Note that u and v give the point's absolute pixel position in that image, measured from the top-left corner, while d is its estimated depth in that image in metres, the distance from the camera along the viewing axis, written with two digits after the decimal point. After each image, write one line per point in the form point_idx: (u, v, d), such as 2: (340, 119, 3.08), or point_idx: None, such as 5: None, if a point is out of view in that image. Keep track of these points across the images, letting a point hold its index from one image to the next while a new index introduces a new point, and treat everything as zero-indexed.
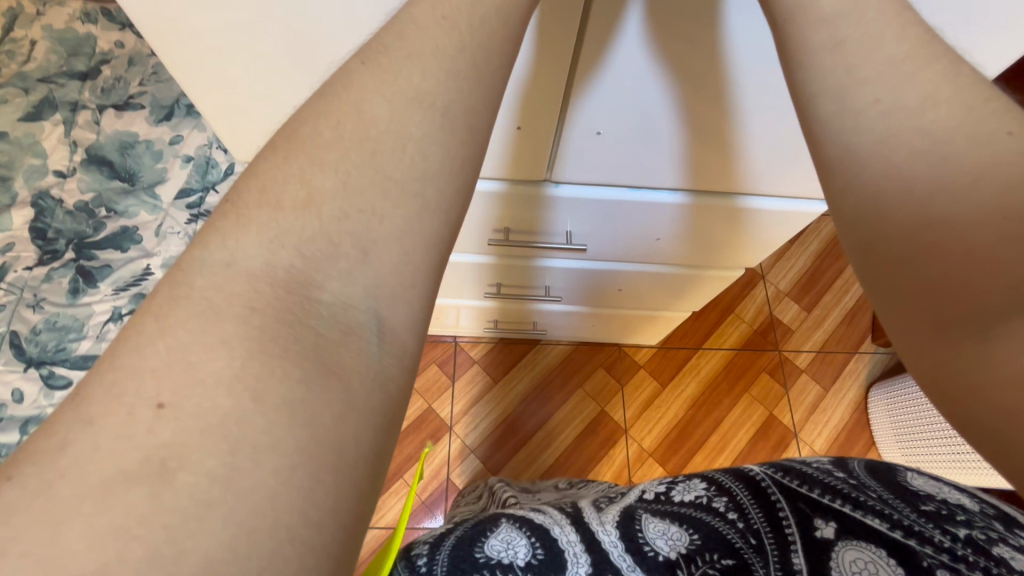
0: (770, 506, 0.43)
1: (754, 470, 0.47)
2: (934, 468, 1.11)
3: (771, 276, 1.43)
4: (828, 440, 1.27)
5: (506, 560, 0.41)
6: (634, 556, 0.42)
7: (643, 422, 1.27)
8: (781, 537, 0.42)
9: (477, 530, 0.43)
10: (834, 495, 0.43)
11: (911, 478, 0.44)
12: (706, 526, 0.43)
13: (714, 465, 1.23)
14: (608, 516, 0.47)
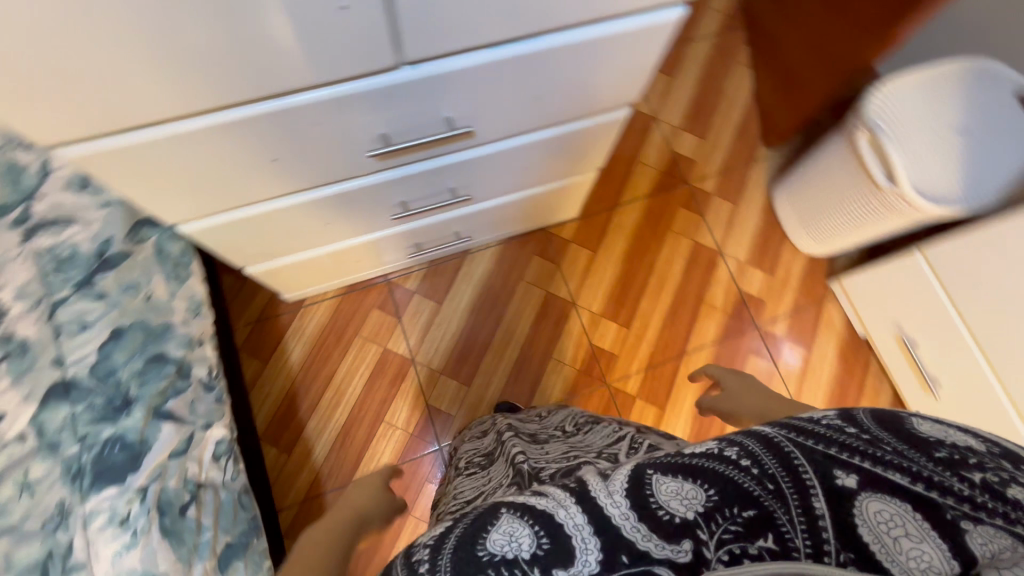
0: (788, 459, 0.39)
1: (767, 429, 0.42)
2: (838, 237, 1.24)
3: (663, 116, 1.47)
4: (749, 248, 1.38)
5: (510, 554, 0.38)
6: (648, 523, 0.38)
7: (588, 289, 1.32)
8: (799, 482, 0.38)
9: (482, 520, 0.41)
10: (846, 450, 0.39)
11: (919, 424, 0.40)
12: (723, 479, 0.39)
13: (660, 303, 1.32)
14: (616, 479, 0.41)
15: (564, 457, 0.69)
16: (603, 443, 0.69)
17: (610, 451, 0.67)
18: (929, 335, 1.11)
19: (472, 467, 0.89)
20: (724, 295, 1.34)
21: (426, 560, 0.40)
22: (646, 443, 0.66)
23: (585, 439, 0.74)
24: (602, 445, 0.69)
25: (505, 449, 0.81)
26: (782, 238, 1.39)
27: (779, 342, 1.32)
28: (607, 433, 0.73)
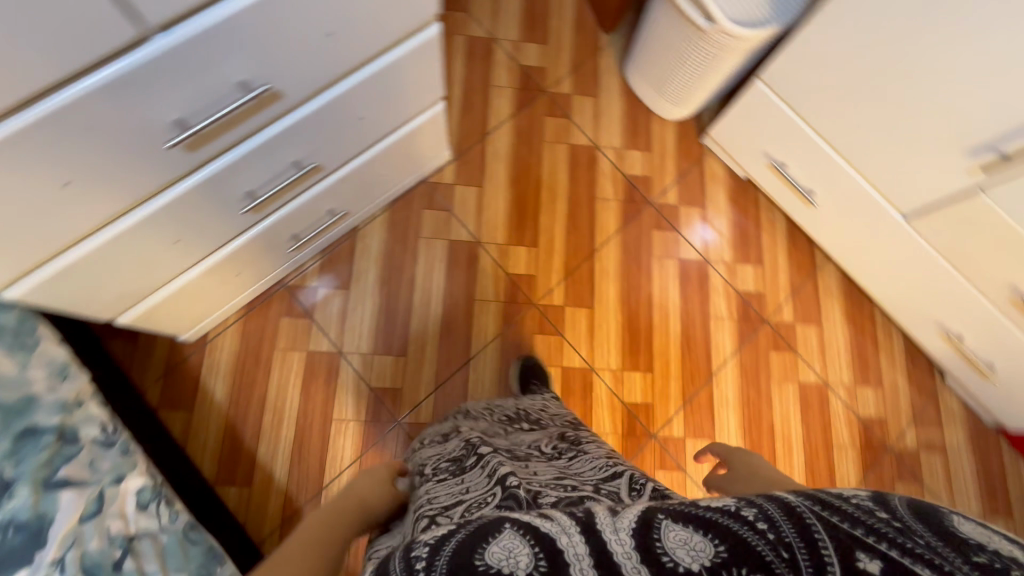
0: (807, 530, 0.42)
1: (791, 498, 0.45)
2: (700, 92, 1.28)
3: (501, 36, 1.46)
4: (622, 134, 1.42)
5: (508, 567, 0.42)
6: (648, 564, 0.42)
7: (487, 224, 1.32)
8: (815, 556, 0.40)
9: (485, 532, 0.45)
10: (871, 533, 0.41)
11: (959, 525, 0.41)
12: (734, 536, 0.43)
13: (557, 213, 1.35)
14: (624, 519, 0.46)
15: (556, 485, 0.62)
16: (597, 479, 0.65)
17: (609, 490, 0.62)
18: (789, 151, 1.19)
19: (443, 471, 0.72)
20: (613, 185, 1.39)
21: (423, 559, 0.44)
22: (656, 491, 0.62)
23: (575, 469, 0.69)
24: (598, 481, 0.65)
25: (483, 456, 0.67)
26: (647, 113, 1.43)
27: (675, 210, 1.39)
28: (599, 467, 0.68)
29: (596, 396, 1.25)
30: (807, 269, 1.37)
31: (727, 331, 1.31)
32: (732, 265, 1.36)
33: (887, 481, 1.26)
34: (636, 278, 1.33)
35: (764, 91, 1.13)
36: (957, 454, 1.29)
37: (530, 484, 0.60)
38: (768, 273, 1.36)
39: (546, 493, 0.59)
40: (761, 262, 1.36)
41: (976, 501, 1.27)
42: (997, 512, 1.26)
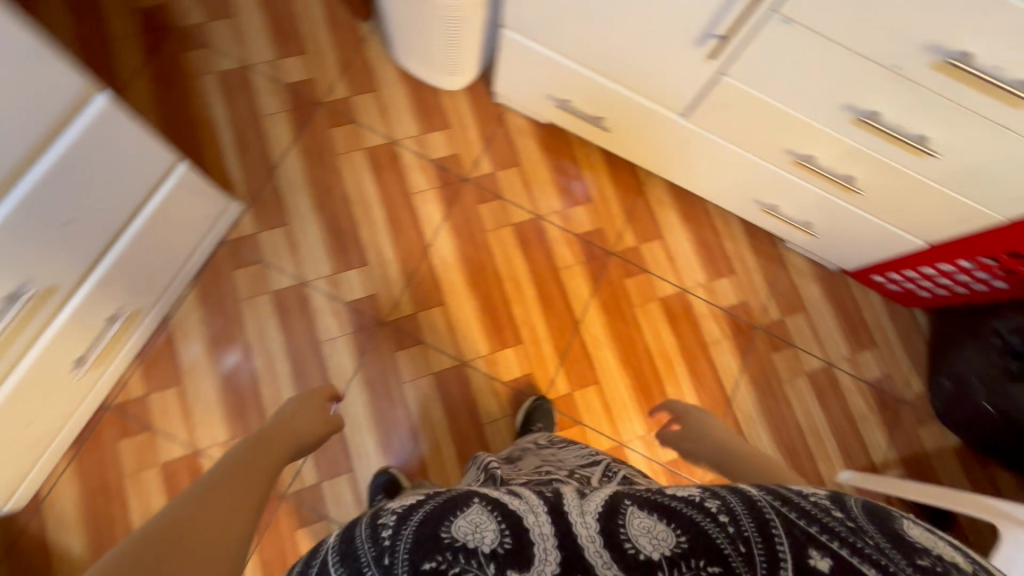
0: (763, 523, 0.54)
1: (758, 496, 0.57)
2: (467, 50, 1.22)
3: (254, 59, 1.34)
4: (415, 120, 1.36)
5: (474, 543, 0.54)
6: (611, 552, 0.53)
7: (309, 261, 1.25)
8: (767, 549, 0.52)
9: (449, 512, 0.57)
10: (825, 530, 0.53)
11: (910, 529, 0.54)
12: (694, 527, 0.54)
13: (377, 224, 1.29)
14: (589, 506, 0.58)
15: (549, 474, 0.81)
16: (580, 466, 0.84)
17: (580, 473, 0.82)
18: (566, 89, 1.17)
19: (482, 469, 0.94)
20: (423, 175, 1.33)
21: (390, 528, 0.56)
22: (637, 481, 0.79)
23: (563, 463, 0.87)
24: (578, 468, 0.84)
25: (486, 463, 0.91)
26: (432, 91, 1.37)
27: (493, 177, 1.36)
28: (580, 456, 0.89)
29: (475, 388, 1.23)
30: (634, 191, 1.39)
31: (579, 277, 1.33)
32: (564, 211, 1.36)
33: (763, 356, 1.33)
34: (477, 257, 1.30)
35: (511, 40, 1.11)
36: (815, 308, 1.38)
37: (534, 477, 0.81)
38: (599, 207, 1.37)
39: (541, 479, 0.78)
40: (590, 199, 1.37)
41: (842, 343, 1.37)
42: (863, 346, 1.37)
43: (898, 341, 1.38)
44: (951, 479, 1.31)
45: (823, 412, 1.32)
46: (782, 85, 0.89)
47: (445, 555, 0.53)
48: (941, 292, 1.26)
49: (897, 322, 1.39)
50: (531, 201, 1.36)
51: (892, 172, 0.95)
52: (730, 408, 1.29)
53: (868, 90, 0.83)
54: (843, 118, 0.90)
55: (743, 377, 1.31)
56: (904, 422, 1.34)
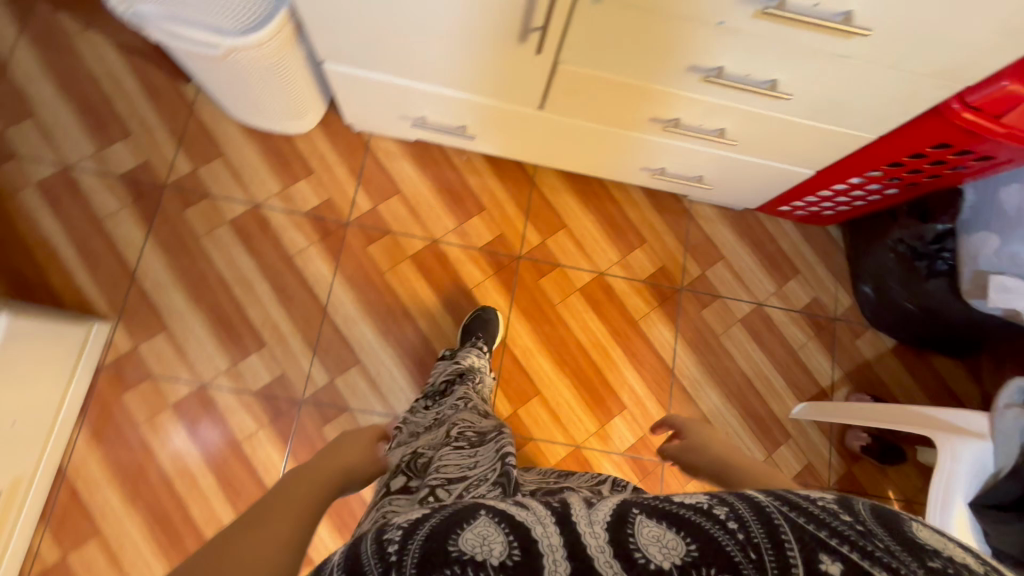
0: (773, 529, 0.41)
1: (761, 500, 0.45)
2: (304, 88, 1.09)
3: (75, 157, 1.19)
4: (274, 175, 1.24)
5: (479, 557, 0.40)
6: (621, 561, 0.40)
7: (202, 360, 1.14)
8: (781, 556, 0.40)
9: (460, 519, 0.43)
10: (834, 535, 0.41)
11: (918, 532, 0.42)
12: (706, 535, 0.41)
13: (264, 299, 1.19)
14: (601, 512, 0.44)
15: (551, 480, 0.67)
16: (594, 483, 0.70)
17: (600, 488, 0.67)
18: (416, 106, 1.08)
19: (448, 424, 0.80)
20: (299, 232, 1.23)
21: (395, 544, 0.41)
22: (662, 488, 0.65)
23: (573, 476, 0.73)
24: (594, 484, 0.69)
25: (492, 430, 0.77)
26: (283, 139, 1.25)
27: (375, 213, 1.26)
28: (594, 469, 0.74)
29: None
30: (525, 186, 1.32)
31: (493, 291, 1.27)
32: (459, 227, 1.29)
33: (694, 316, 1.31)
34: (382, 302, 1.22)
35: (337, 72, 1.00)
36: (734, 253, 1.36)
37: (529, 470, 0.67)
38: (494, 213, 1.30)
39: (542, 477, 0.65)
40: (483, 207, 1.30)
41: (767, 280, 1.36)
42: (787, 278, 1.36)
43: (819, 262, 1.38)
44: (896, 380, 1.34)
45: (764, 353, 1.32)
46: (619, 60, 0.83)
47: (451, 569, 0.39)
48: (842, 208, 1.25)
49: (813, 244, 1.39)
50: (426, 227, 1.28)
51: (757, 117, 0.91)
52: (674, 377, 1.28)
53: (704, 48, 0.77)
54: (691, 79, 0.84)
55: (679, 343, 1.30)
56: (842, 340, 1.35)
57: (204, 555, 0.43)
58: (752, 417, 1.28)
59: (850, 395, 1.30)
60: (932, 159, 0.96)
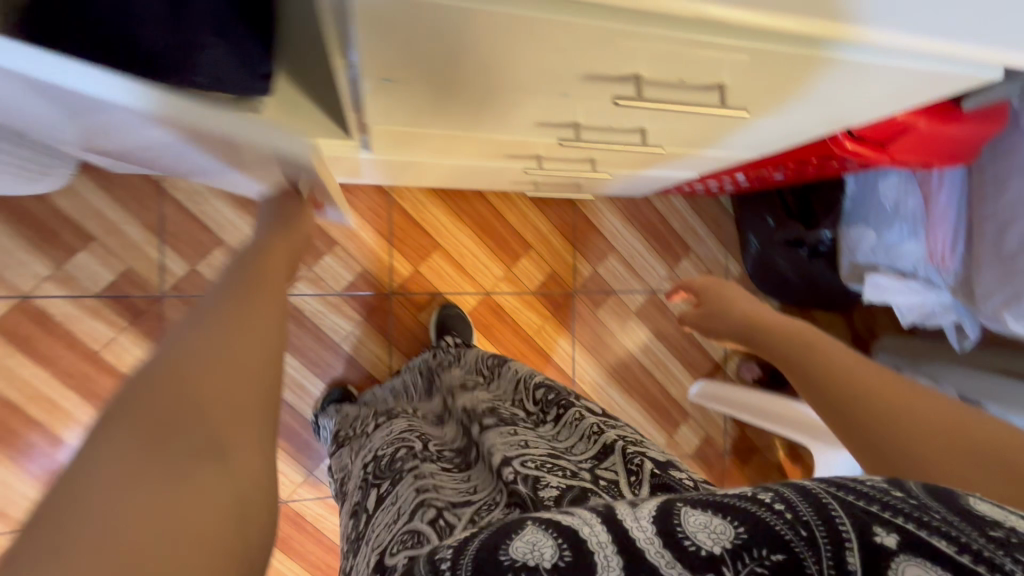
0: (822, 508, 0.30)
1: (807, 480, 0.33)
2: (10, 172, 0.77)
3: None
4: (35, 254, 0.93)
5: (532, 563, 0.31)
6: (672, 550, 0.30)
7: (18, 505, 0.94)
8: (833, 534, 0.29)
9: (508, 523, 0.34)
10: (885, 507, 0.29)
11: (973, 502, 0.29)
12: (755, 518, 0.30)
13: (77, 416, 0.96)
14: (647, 504, 0.34)
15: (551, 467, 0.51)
16: (595, 459, 0.54)
17: (604, 480, 0.51)
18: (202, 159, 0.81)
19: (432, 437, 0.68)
20: (98, 320, 0.96)
21: (447, 558, 0.33)
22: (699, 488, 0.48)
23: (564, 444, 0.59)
24: (594, 464, 0.53)
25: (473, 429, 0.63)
26: (31, 199, 0.92)
27: (196, 275, 1.01)
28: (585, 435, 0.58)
29: (312, 518, 1.07)
30: (381, 204, 1.10)
31: (367, 338, 1.10)
32: (311, 273, 1.06)
33: (589, 319, 1.24)
34: None
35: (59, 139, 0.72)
36: (624, 241, 1.26)
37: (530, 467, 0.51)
38: (349, 246, 1.08)
39: (544, 478, 0.48)
40: (334, 241, 1.07)
41: (660, 265, 1.29)
42: (680, 258, 1.30)
43: (709, 233, 1.33)
44: None
45: (660, 339, 1.30)
46: (450, 121, 0.62)
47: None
48: (728, 186, 1.16)
49: (704, 215, 1.32)
50: None
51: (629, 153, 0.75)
52: (576, 384, 1.24)
53: (551, 110, 0.58)
54: (543, 133, 0.66)
55: (578, 351, 1.24)
56: None
57: (159, 375, 0.28)
58: (652, 406, 1.30)
59: (742, 365, 1.35)
60: (816, 163, 0.87)
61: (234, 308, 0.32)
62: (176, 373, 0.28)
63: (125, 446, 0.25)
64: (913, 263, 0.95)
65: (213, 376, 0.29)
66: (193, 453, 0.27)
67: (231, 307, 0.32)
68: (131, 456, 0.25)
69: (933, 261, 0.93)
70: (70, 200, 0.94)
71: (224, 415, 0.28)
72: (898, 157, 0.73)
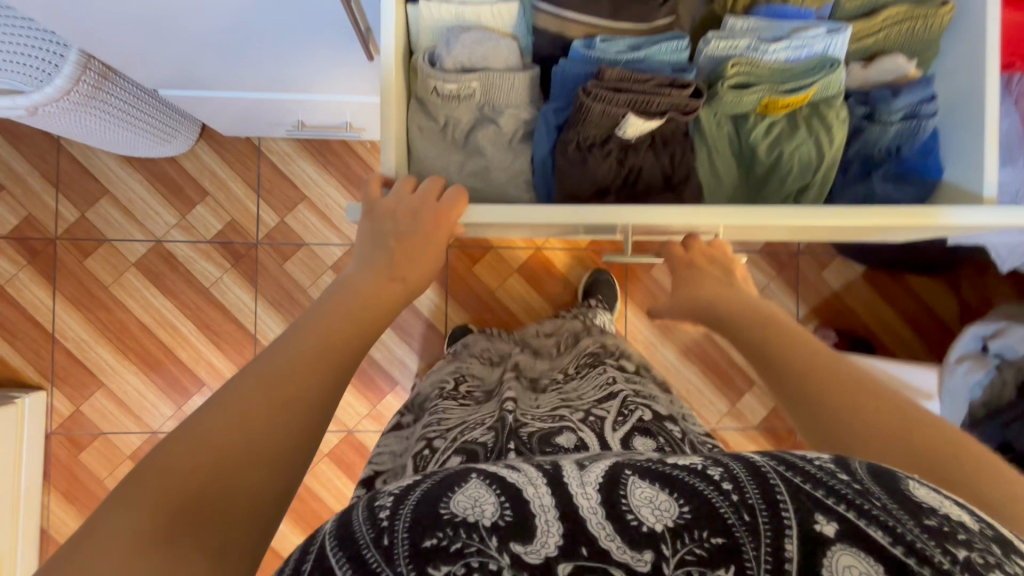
0: (767, 488, 0.30)
1: (756, 455, 0.33)
2: (149, 135, 0.99)
3: None
4: (167, 206, 1.14)
5: (471, 519, 0.30)
6: (614, 523, 0.30)
7: (144, 412, 1.14)
8: (774, 517, 0.30)
9: (451, 475, 0.33)
10: (831, 494, 0.30)
11: (913, 487, 0.31)
12: (699, 498, 0.30)
13: (188, 339, 1.15)
14: (595, 469, 0.33)
15: (548, 416, 0.58)
16: (594, 402, 0.61)
17: (596, 415, 0.58)
18: (288, 113, 0.95)
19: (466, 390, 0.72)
20: (209, 262, 1.15)
21: (387, 508, 0.31)
22: (664, 438, 0.55)
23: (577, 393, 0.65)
24: (589, 406, 0.60)
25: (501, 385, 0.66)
26: (167, 161, 1.14)
27: (283, 226, 1.17)
28: (598, 390, 0.64)
29: (372, 448, 1.18)
30: None
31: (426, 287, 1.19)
32: None
33: (643, 277, 1.23)
34: None
35: (201, 91, 0.87)
36: None
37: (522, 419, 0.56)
38: None
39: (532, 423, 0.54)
40: None
41: None
42: None
43: None
44: (869, 308, 1.26)
45: None
46: None
47: (443, 533, 0.29)
48: None
49: None
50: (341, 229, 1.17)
51: None
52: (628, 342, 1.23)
53: None
54: None
55: (629, 309, 1.23)
56: (806, 274, 1.26)
57: (196, 424, 0.34)
58: (712, 370, 1.25)
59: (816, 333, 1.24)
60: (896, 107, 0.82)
61: (261, 382, 0.37)
62: (197, 441, 0.33)
63: (141, 506, 0.30)
64: (1012, 197, 0.83)
65: (233, 431, 0.34)
66: (194, 492, 0.32)
67: (273, 368, 0.38)
68: (152, 521, 0.30)
69: None
70: (195, 160, 1.15)
71: (247, 481, 0.34)
72: None
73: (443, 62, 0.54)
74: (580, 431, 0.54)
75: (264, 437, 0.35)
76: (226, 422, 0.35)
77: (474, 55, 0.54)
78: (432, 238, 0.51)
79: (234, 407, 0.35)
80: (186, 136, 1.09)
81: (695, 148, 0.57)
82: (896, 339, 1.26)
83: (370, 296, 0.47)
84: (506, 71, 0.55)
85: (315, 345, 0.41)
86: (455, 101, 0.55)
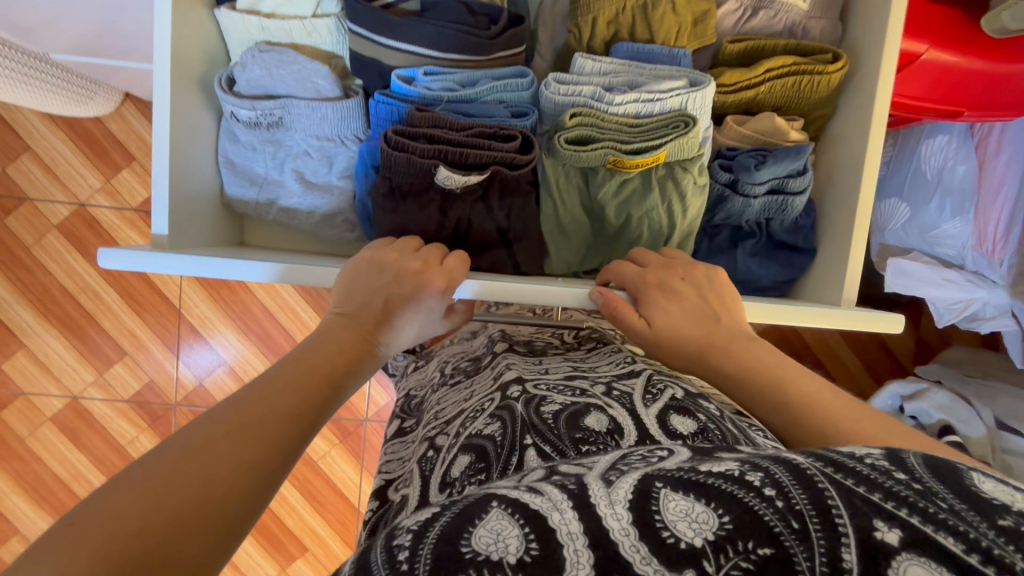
0: (815, 492, 0.23)
1: (793, 454, 0.26)
2: (59, 97, 0.93)
3: None
4: (90, 168, 1.10)
5: (494, 558, 0.23)
6: (648, 543, 0.23)
7: (66, 376, 1.14)
8: (828, 522, 0.22)
9: (471, 503, 0.26)
10: (888, 496, 0.23)
11: (977, 480, 0.24)
12: (739, 503, 0.23)
13: (110, 308, 1.13)
14: (622, 481, 0.26)
15: (564, 387, 0.41)
16: (614, 375, 0.44)
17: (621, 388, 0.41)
18: None
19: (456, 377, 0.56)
20: (134, 231, 1.12)
21: (406, 547, 0.24)
22: (705, 415, 0.38)
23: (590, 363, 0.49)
24: (611, 379, 0.43)
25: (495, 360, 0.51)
26: (91, 121, 1.08)
27: None
28: (617, 361, 0.47)
29: None
30: None
31: None
32: None
33: None
34: (238, 300, 1.14)
35: (106, 60, 0.85)
36: None
37: (532, 390, 0.41)
38: None
39: (549, 397, 0.39)
40: None
41: None
42: None
43: None
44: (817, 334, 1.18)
45: None
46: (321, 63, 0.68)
47: None
48: None
49: None
50: None
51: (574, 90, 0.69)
52: None
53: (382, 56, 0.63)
54: None
55: None
56: None
57: (140, 475, 0.29)
58: None
59: None
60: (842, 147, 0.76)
61: (216, 430, 0.33)
62: (123, 503, 0.28)
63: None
64: (958, 251, 0.76)
65: (176, 483, 0.29)
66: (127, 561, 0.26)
67: (230, 415, 0.34)
68: None
69: (983, 249, 0.74)
70: (121, 122, 1.09)
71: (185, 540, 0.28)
72: (915, 97, 0.63)
73: (243, 86, 0.59)
74: (611, 409, 0.38)
75: (210, 490, 0.30)
76: (172, 475, 0.30)
77: (276, 82, 0.59)
78: (404, 288, 0.48)
79: (175, 461, 0.30)
80: (107, 98, 1.02)
81: (544, 204, 0.62)
82: (840, 368, 1.19)
83: (343, 346, 0.43)
84: (313, 97, 0.60)
85: (272, 390, 0.37)
86: (260, 127, 0.61)
